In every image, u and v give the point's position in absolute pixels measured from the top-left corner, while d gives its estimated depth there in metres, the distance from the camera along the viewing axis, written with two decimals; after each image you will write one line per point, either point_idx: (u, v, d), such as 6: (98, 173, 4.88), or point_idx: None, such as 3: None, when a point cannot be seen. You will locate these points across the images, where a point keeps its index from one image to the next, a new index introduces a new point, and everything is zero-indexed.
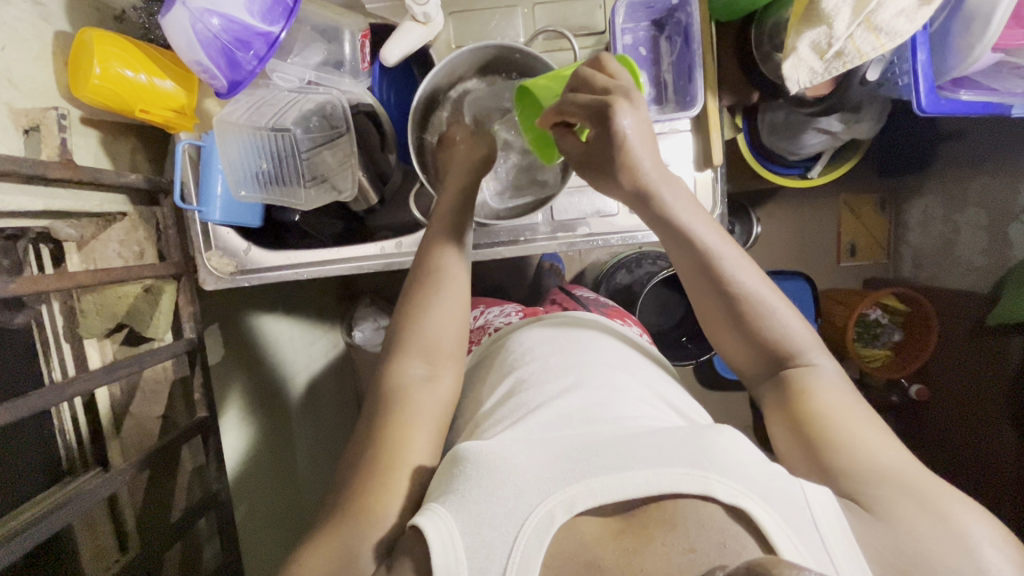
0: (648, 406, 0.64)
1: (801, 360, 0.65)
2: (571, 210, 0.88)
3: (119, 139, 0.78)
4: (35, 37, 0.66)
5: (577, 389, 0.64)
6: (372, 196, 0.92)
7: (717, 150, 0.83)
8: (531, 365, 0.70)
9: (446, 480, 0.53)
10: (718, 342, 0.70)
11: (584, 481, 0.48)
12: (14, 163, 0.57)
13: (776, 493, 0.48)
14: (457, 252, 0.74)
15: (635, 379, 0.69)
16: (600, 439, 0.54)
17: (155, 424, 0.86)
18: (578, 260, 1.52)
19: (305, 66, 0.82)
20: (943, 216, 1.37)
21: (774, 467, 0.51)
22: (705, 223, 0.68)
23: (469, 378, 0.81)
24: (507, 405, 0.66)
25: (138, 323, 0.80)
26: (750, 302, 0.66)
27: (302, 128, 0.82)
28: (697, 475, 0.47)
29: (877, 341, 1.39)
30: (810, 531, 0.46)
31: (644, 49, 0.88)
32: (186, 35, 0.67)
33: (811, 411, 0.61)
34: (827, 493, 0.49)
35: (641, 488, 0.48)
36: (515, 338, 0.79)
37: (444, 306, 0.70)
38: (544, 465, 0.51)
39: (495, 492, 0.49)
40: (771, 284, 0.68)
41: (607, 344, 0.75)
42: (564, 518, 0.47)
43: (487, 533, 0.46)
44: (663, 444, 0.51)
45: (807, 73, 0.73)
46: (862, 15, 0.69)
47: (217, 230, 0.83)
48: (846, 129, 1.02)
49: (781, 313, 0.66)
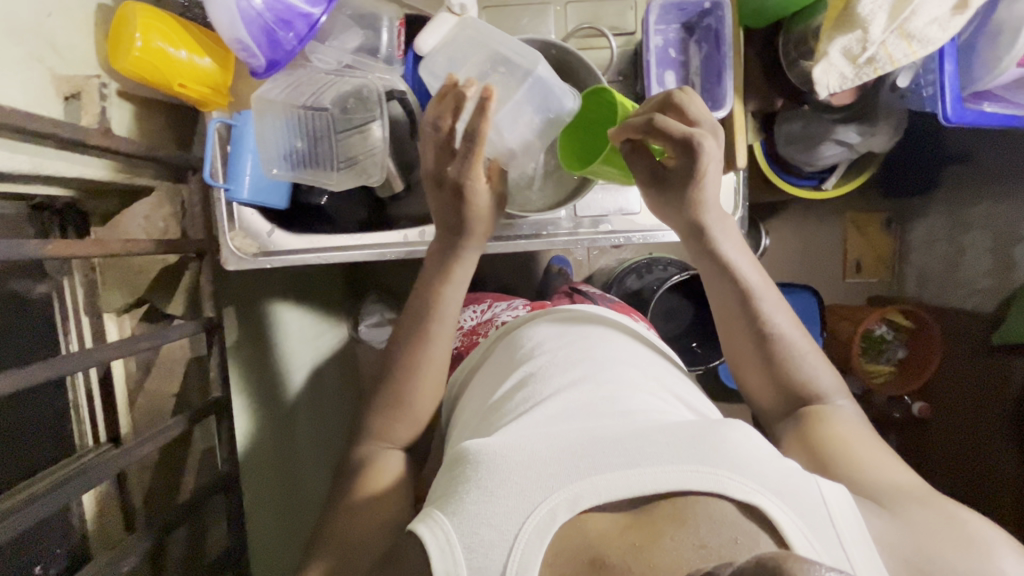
0: (660, 401, 0.63)
1: (824, 400, 0.69)
2: (594, 206, 0.88)
3: (150, 114, 0.78)
4: (80, 7, 0.66)
5: (587, 380, 0.64)
6: (397, 183, 0.90)
7: (741, 152, 0.84)
8: (540, 358, 0.70)
9: (449, 478, 0.53)
10: (745, 382, 0.74)
11: (590, 478, 0.48)
12: (57, 126, 0.57)
13: (790, 489, 0.48)
14: (461, 276, 0.75)
15: (646, 375, 0.68)
16: (606, 434, 0.53)
17: (168, 402, 0.85)
18: (586, 265, 1.54)
19: (342, 50, 0.83)
20: (948, 236, 1.41)
21: (788, 463, 0.52)
22: (748, 265, 0.73)
23: (484, 361, 0.80)
24: (514, 397, 0.65)
25: (160, 298, 0.82)
26: (781, 343, 0.70)
27: (338, 109, 0.79)
28: (707, 472, 0.47)
29: (881, 358, 1.41)
30: (826, 528, 0.47)
31: (675, 51, 0.84)
32: (229, 11, 0.67)
33: (822, 438, 0.64)
34: (842, 491, 0.50)
35: (647, 485, 0.47)
36: (525, 331, 0.78)
37: (439, 335, 0.73)
38: (548, 461, 0.50)
39: (496, 491, 0.48)
40: (801, 327, 0.73)
41: (616, 340, 0.74)
42: (567, 516, 0.47)
43: (486, 533, 0.47)
44: (673, 441, 0.50)
45: (836, 77, 0.73)
46: (897, 22, 0.70)
47: (242, 210, 0.83)
48: (862, 141, 1.03)
49: (811, 359, 0.70)
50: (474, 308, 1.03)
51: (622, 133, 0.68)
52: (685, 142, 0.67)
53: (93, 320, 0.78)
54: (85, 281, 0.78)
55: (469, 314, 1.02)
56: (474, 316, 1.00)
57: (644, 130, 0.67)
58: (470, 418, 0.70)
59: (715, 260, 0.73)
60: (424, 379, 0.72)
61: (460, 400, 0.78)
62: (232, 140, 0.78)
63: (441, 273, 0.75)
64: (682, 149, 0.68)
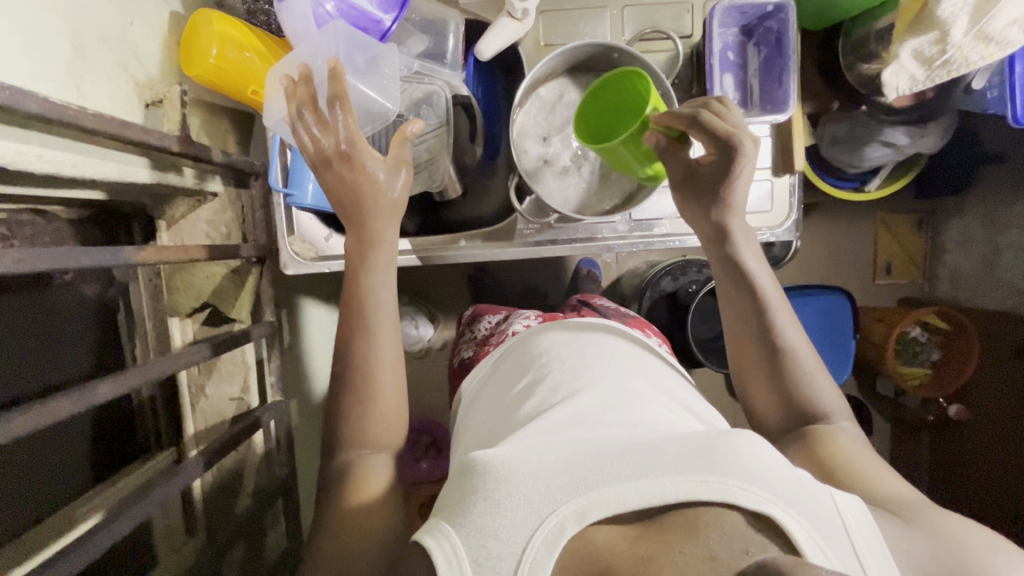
0: (669, 413, 0.60)
1: (826, 419, 0.64)
2: (649, 210, 0.88)
3: (215, 121, 0.79)
4: (155, 15, 0.67)
5: (595, 389, 0.61)
6: (456, 186, 0.93)
7: (798, 158, 0.84)
8: (548, 366, 0.66)
9: (457, 489, 0.50)
10: (749, 399, 0.69)
11: (597, 489, 0.45)
12: (147, 134, 0.57)
13: (805, 499, 0.44)
14: (388, 273, 0.67)
15: (655, 387, 0.65)
16: (614, 445, 0.49)
17: (230, 406, 0.86)
18: (614, 267, 1.54)
19: (410, 56, 0.80)
20: (983, 235, 1.39)
21: (799, 471, 0.48)
22: (765, 274, 0.71)
23: (488, 372, 0.77)
24: (524, 408, 0.61)
25: (223, 303, 0.82)
26: (791, 356, 0.66)
27: (412, 115, 0.82)
28: (717, 482, 0.43)
29: (915, 360, 1.40)
30: (842, 539, 0.43)
31: (732, 54, 0.84)
32: (304, 18, 0.68)
33: (827, 453, 0.59)
34: (859, 501, 0.46)
35: (656, 496, 0.44)
36: (531, 339, 0.74)
37: (382, 336, 0.65)
38: (555, 472, 0.47)
39: (504, 503, 0.45)
40: (812, 347, 0.69)
41: (626, 349, 0.71)
42: (575, 529, 0.44)
43: (494, 546, 0.44)
44: (681, 450, 0.47)
45: (907, 80, 0.74)
46: (977, 25, 0.69)
47: (299, 216, 0.84)
48: (910, 142, 0.98)
49: (818, 379, 0.66)
50: (490, 319, 0.97)
51: (665, 118, 0.70)
52: (727, 142, 0.68)
53: (157, 326, 0.80)
54: (148, 285, 0.79)
55: (484, 323, 0.97)
56: (488, 326, 0.94)
57: (689, 122, 0.69)
58: (481, 426, 0.67)
59: (732, 265, 0.71)
60: (380, 374, 0.64)
61: (466, 411, 0.75)
62: (292, 153, 0.79)
63: (362, 263, 0.66)
64: (721, 146, 0.69)
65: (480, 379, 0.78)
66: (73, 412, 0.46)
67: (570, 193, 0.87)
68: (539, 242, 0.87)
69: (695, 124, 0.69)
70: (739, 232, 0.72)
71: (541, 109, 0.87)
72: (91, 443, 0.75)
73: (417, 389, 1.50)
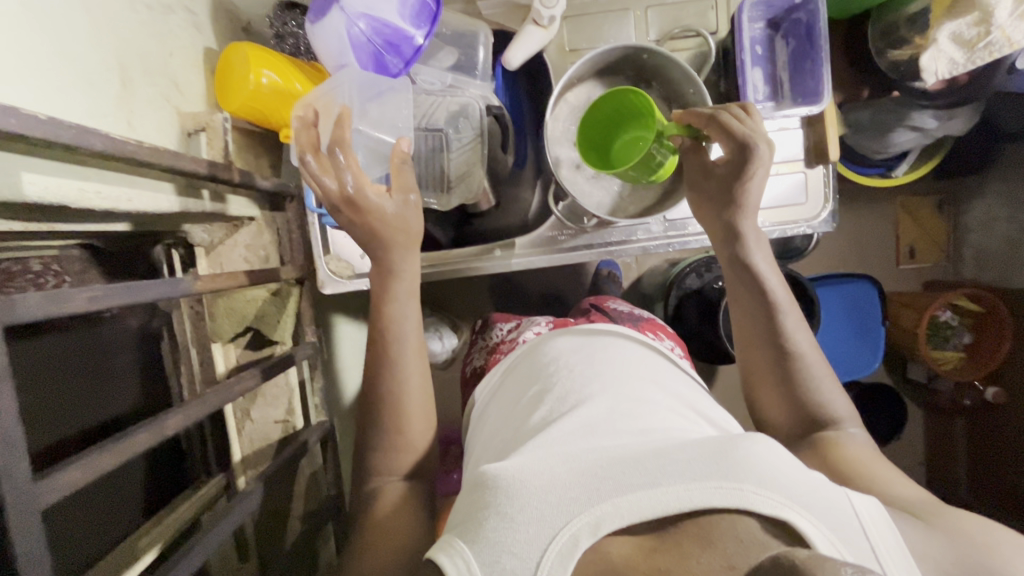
0: (679, 418, 0.59)
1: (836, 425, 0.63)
2: (682, 209, 0.86)
3: (249, 145, 0.79)
4: (191, 46, 0.68)
5: (603, 397, 0.60)
6: (490, 199, 0.93)
7: (831, 146, 0.82)
8: (555, 374, 0.65)
9: (469, 504, 0.49)
10: (759, 401, 0.68)
11: (611, 500, 0.43)
12: (196, 163, 0.57)
13: (821, 502, 0.43)
14: (410, 300, 0.67)
15: (666, 391, 0.64)
16: (625, 453, 0.48)
17: (274, 428, 0.86)
18: (633, 267, 1.54)
19: (442, 70, 0.82)
20: (1007, 215, 1.35)
21: (814, 474, 0.46)
22: (778, 279, 0.70)
23: (499, 382, 0.76)
24: (532, 419, 0.60)
25: (265, 326, 0.84)
26: (802, 363, 0.65)
27: (451, 128, 0.81)
28: (731, 488, 0.42)
29: (947, 343, 1.35)
30: (860, 542, 0.42)
31: (761, 48, 0.84)
32: (340, 38, 0.69)
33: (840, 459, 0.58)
34: (876, 504, 0.45)
35: (670, 505, 0.42)
36: (538, 349, 0.73)
37: (399, 360, 0.65)
38: (567, 483, 0.45)
39: (516, 517, 0.44)
40: (822, 352, 0.68)
41: (636, 354, 0.69)
42: (589, 541, 0.42)
43: (508, 561, 0.42)
44: (694, 456, 0.45)
45: (946, 64, 0.74)
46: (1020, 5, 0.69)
47: (335, 236, 0.85)
48: (939, 125, 0.97)
49: (827, 385, 0.65)
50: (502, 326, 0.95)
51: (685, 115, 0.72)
52: (739, 142, 0.69)
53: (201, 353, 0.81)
54: (190, 312, 0.78)
55: (497, 330, 0.94)
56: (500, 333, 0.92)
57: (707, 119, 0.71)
58: (491, 438, 0.66)
59: (746, 271, 0.70)
60: (406, 397, 0.64)
61: (479, 421, 0.74)
62: None
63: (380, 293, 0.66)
64: (735, 146, 0.70)
65: (490, 391, 0.77)
66: (150, 447, 0.46)
67: (602, 198, 0.86)
68: (573, 249, 0.87)
69: (712, 121, 0.70)
70: (753, 239, 0.71)
71: (569, 114, 0.87)
72: (143, 472, 0.75)
73: (442, 400, 1.50)
